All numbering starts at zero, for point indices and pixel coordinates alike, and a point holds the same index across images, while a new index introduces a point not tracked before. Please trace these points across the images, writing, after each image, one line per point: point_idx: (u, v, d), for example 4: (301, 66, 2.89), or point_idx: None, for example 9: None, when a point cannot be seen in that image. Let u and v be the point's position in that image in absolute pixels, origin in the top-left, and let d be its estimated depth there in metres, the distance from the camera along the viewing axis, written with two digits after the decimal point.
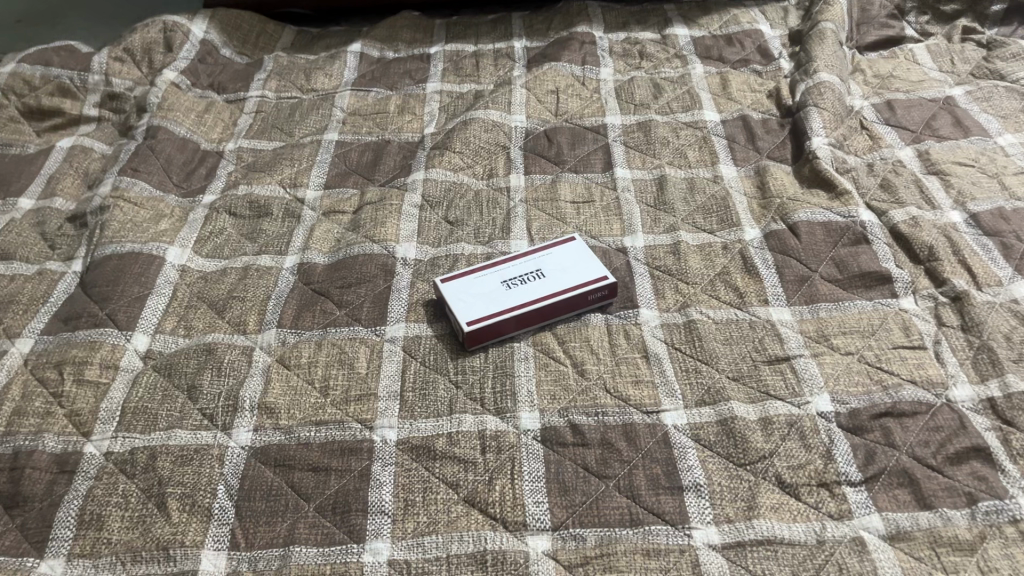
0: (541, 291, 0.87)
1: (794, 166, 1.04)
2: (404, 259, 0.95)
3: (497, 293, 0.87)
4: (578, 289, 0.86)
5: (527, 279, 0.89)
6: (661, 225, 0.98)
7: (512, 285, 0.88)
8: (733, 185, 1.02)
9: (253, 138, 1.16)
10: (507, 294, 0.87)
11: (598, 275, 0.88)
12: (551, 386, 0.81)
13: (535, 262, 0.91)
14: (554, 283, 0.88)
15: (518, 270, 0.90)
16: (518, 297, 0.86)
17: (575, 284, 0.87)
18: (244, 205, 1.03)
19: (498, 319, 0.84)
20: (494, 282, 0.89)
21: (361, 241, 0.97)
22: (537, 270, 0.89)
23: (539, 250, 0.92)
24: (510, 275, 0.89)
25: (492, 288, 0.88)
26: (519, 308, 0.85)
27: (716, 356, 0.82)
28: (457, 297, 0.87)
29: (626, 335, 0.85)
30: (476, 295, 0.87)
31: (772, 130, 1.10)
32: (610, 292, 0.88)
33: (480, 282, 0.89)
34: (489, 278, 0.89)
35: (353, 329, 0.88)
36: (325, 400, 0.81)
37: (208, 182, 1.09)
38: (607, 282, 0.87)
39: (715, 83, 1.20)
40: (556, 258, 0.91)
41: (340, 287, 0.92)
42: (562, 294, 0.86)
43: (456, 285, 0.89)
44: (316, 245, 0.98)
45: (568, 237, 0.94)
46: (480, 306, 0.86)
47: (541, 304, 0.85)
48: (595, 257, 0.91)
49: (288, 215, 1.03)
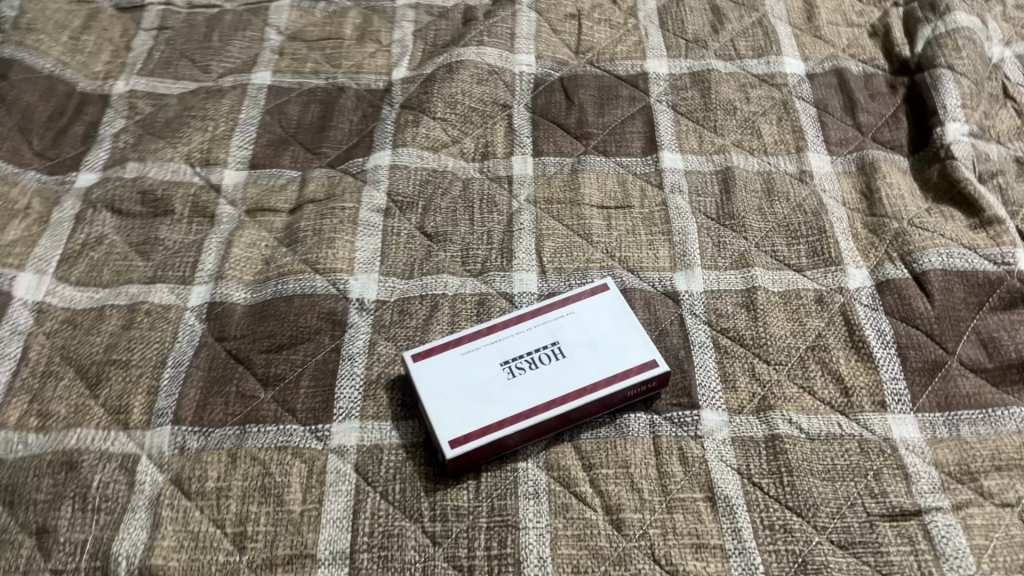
0: (559, 385, 0.59)
1: (912, 161, 0.74)
2: (359, 302, 0.67)
3: (494, 384, 0.60)
4: (613, 385, 0.59)
5: (537, 359, 0.61)
6: (728, 255, 0.69)
7: (516, 369, 0.60)
8: (827, 188, 0.73)
9: (153, 75, 0.83)
10: (507, 386, 0.60)
11: (640, 359, 0.60)
12: (572, 550, 0.55)
13: (549, 329, 0.63)
14: (579, 369, 0.60)
15: (524, 344, 0.62)
16: (525, 394, 0.59)
17: (608, 373, 0.60)
18: (134, 196, 0.72)
19: (496, 435, 0.57)
20: (489, 363, 0.61)
21: (298, 270, 0.68)
22: (553, 344, 0.62)
23: (552, 308, 0.64)
24: (513, 351, 0.62)
25: (485, 374, 0.60)
26: (526, 416, 0.58)
27: (813, 504, 0.56)
28: (434, 389, 0.60)
29: (680, 460, 0.59)
30: (463, 387, 0.60)
31: (879, 94, 0.79)
32: (657, 383, 0.61)
33: (468, 363, 0.61)
34: (481, 356, 0.61)
35: (283, 430, 0.61)
36: (240, 560, 0.55)
37: (85, 148, 0.77)
38: (655, 372, 0.60)
39: (797, 9, 0.86)
40: (579, 322, 0.63)
41: (265, 353, 0.64)
42: (590, 391, 0.59)
43: (434, 366, 0.61)
44: (235, 272, 0.69)
45: (596, 282, 0.66)
46: (468, 409, 0.58)
47: (558, 407, 0.58)
48: (635, 322, 0.63)
49: (197, 214, 0.72)
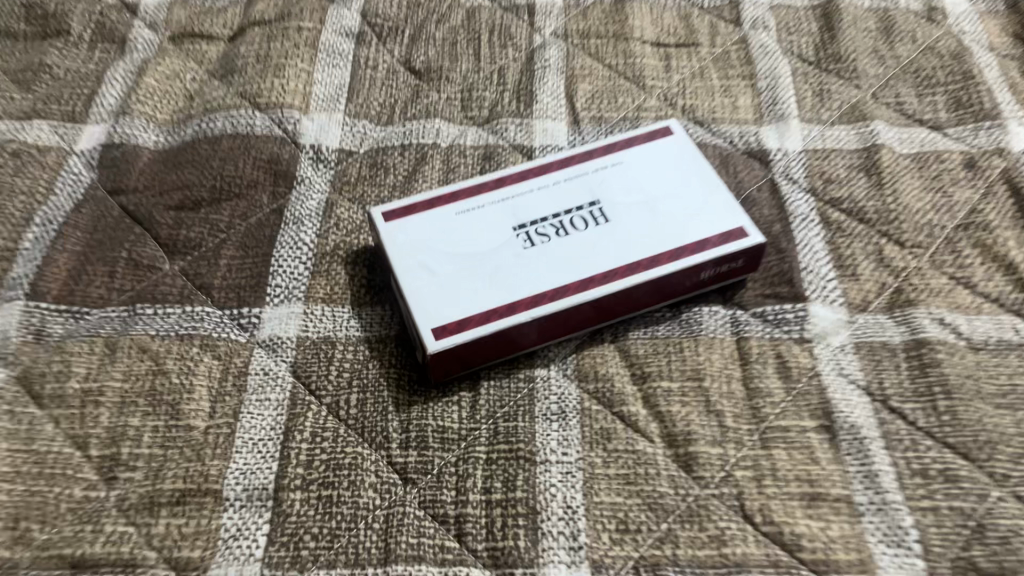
0: (600, 256, 0.40)
1: None
2: (315, 150, 0.47)
3: (503, 253, 0.40)
4: (681, 260, 0.40)
5: (568, 223, 0.41)
6: (835, 106, 0.49)
7: (538, 234, 0.41)
8: (967, 28, 0.53)
9: None
10: (523, 256, 0.40)
11: (720, 226, 0.41)
12: (618, 498, 0.35)
13: (586, 184, 0.43)
14: (630, 236, 0.40)
15: (551, 203, 0.42)
16: (549, 267, 0.39)
17: (673, 243, 0.40)
18: (17, 12, 0.53)
19: (503, 324, 0.38)
20: (498, 227, 0.41)
21: (230, 105, 0.48)
22: (591, 203, 0.42)
23: (591, 159, 0.44)
24: (532, 212, 0.42)
25: (490, 240, 0.41)
26: (550, 298, 0.39)
27: (991, 440, 0.36)
28: (413, 258, 0.40)
29: (780, 373, 0.39)
30: (456, 256, 0.40)
31: None
32: (745, 262, 0.41)
33: (467, 226, 0.41)
34: (486, 217, 0.42)
35: (192, 313, 0.41)
36: (106, 500, 0.35)
37: None
38: (742, 245, 0.40)
39: None
40: (629, 176, 0.43)
41: (175, 210, 0.45)
42: (647, 266, 0.40)
43: (414, 229, 0.41)
44: (144, 108, 0.49)
45: (655, 125, 0.46)
46: (462, 287, 0.39)
47: (599, 288, 0.39)
48: (712, 177, 0.43)
49: (102, 38, 0.53)
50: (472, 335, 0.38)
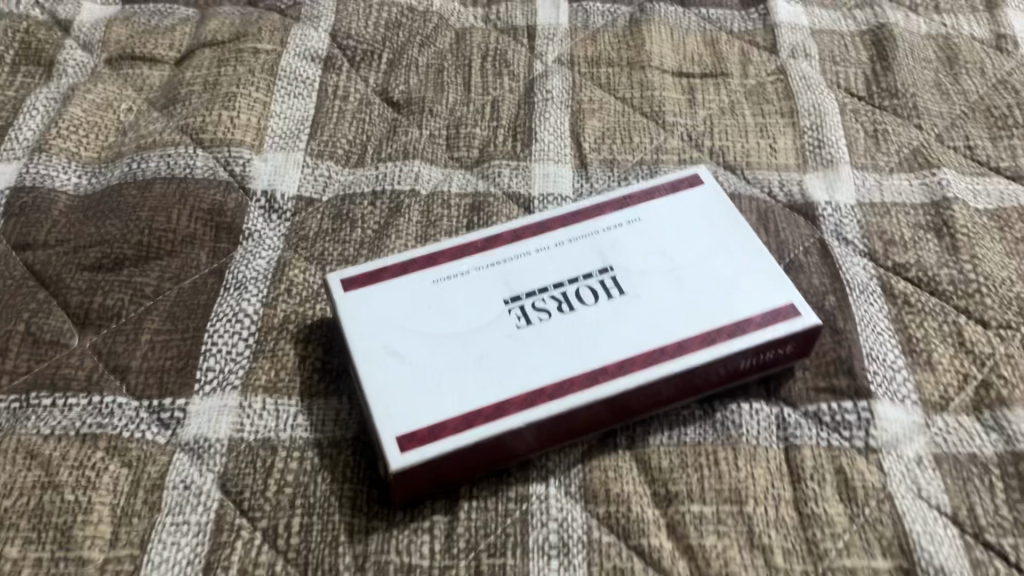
0: (615, 340, 0.31)
1: None
2: (267, 197, 0.39)
3: (491, 334, 0.32)
4: (716, 347, 0.31)
5: (573, 296, 0.33)
6: (894, 151, 0.41)
7: (536, 309, 0.32)
8: None
9: None
10: (517, 339, 0.32)
11: (765, 303, 0.33)
12: None
13: (597, 246, 0.35)
14: (653, 314, 0.32)
15: (553, 270, 0.34)
16: (550, 354, 0.31)
17: (706, 325, 0.32)
18: None
19: (489, 429, 0.30)
20: (486, 298, 0.33)
21: (167, 140, 0.40)
22: (603, 270, 0.34)
23: (602, 212, 0.36)
24: (530, 279, 0.34)
25: (476, 315, 0.32)
26: (551, 396, 0.30)
27: None
28: (377, 340, 0.32)
29: (842, 495, 0.31)
30: (429, 338, 0.32)
31: None
32: (795, 349, 0.33)
33: (448, 297, 0.33)
34: (471, 286, 0.33)
35: (99, 406, 0.33)
36: None
37: None
38: (793, 328, 0.32)
39: None
40: (650, 236, 0.35)
41: (90, 272, 0.36)
42: (674, 354, 0.31)
43: (381, 300, 0.33)
44: (66, 142, 0.41)
45: (680, 172, 0.38)
46: (438, 379, 0.30)
47: (614, 383, 0.30)
48: (753, 239, 0.35)
49: (26, 59, 0.45)
50: (450, 444, 0.29)
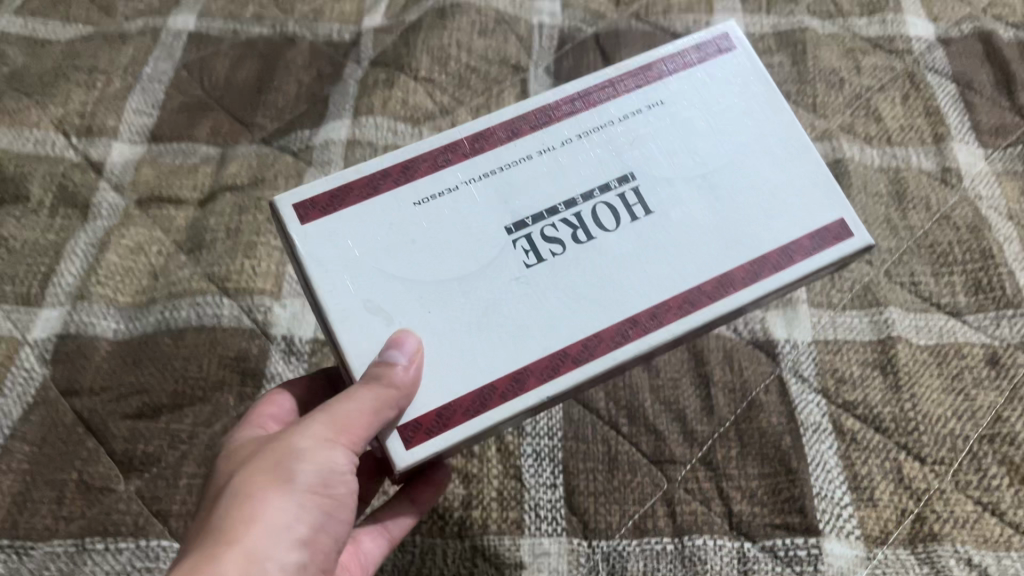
0: (650, 277, 0.34)
1: None
2: (288, 342, 0.44)
3: (483, 285, 0.33)
4: (761, 278, 0.34)
5: (596, 212, 0.35)
6: (848, 287, 0.46)
7: (543, 245, 0.34)
8: (984, 194, 0.50)
9: (31, 19, 0.60)
10: (516, 292, 0.33)
11: (817, 211, 0.35)
12: None
13: (620, 135, 0.36)
14: (678, 245, 0.34)
15: (565, 175, 0.36)
16: (554, 304, 0.33)
17: (750, 249, 0.34)
18: None
19: (514, 408, 0.32)
20: (480, 224, 0.34)
21: (196, 288, 0.45)
22: (631, 171, 0.36)
23: (620, 92, 0.38)
24: (530, 202, 0.35)
25: (470, 256, 0.34)
26: (574, 360, 0.32)
27: None
28: (359, 299, 0.33)
29: None
30: (418, 280, 0.33)
31: None
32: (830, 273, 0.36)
33: (433, 220, 0.34)
34: (472, 209, 0.35)
35: (145, 548, 0.38)
36: None
37: None
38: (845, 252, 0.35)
39: None
40: (673, 116, 0.37)
41: (132, 419, 0.41)
42: (684, 310, 0.33)
43: (360, 237, 0.34)
44: (105, 290, 0.46)
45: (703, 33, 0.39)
46: (438, 355, 0.32)
47: (620, 353, 0.33)
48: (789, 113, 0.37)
49: (64, 202, 0.50)
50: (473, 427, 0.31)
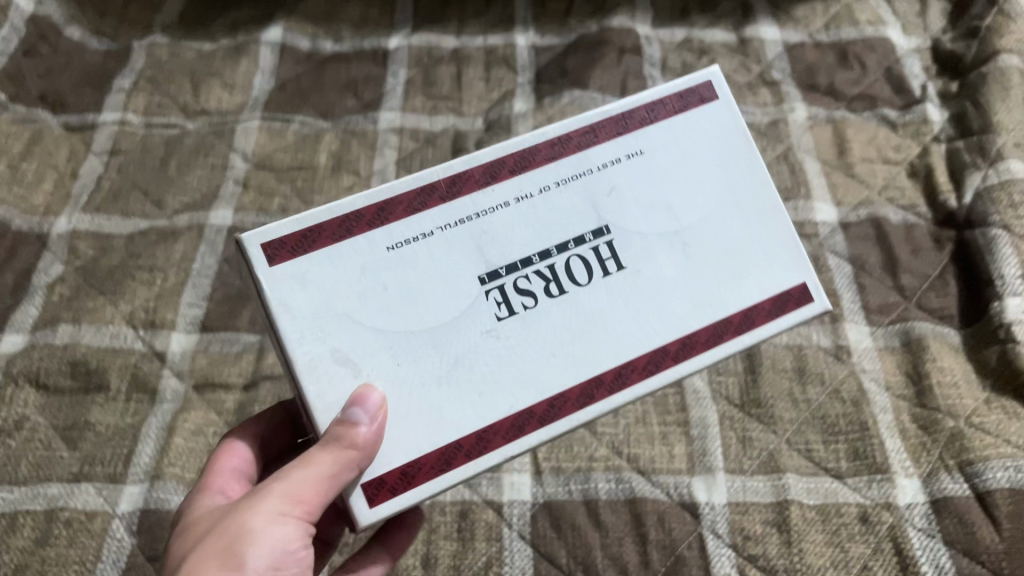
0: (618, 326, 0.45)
1: (965, 336, 0.64)
2: None
3: (457, 337, 0.43)
4: (722, 337, 0.46)
5: (571, 264, 0.45)
6: (756, 455, 0.59)
7: (515, 297, 0.44)
8: (868, 369, 0.63)
9: (98, 214, 0.73)
10: (486, 341, 0.44)
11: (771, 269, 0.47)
12: None
13: (598, 183, 0.47)
14: (648, 296, 0.45)
15: (542, 224, 0.46)
16: (524, 365, 0.44)
17: (714, 315, 0.46)
18: (63, 368, 0.63)
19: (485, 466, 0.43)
20: (454, 272, 0.44)
21: None
22: (606, 223, 0.46)
23: (603, 139, 0.48)
24: (503, 253, 0.45)
25: (447, 300, 0.44)
26: (543, 420, 0.43)
27: None
28: (327, 346, 0.42)
29: None
30: (392, 325, 0.43)
31: (923, 250, 0.69)
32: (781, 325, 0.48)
33: (407, 265, 0.44)
34: (455, 263, 0.44)
35: None
36: None
37: (16, 303, 0.67)
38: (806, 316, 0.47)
39: (827, 142, 0.77)
40: (650, 167, 0.47)
41: None
42: (649, 366, 0.45)
43: (334, 283, 0.43)
44: (175, 469, 0.59)
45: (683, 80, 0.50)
46: (416, 403, 0.42)
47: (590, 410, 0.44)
48: (763, 174, 0.48)
49: (136, 388, 0.62)
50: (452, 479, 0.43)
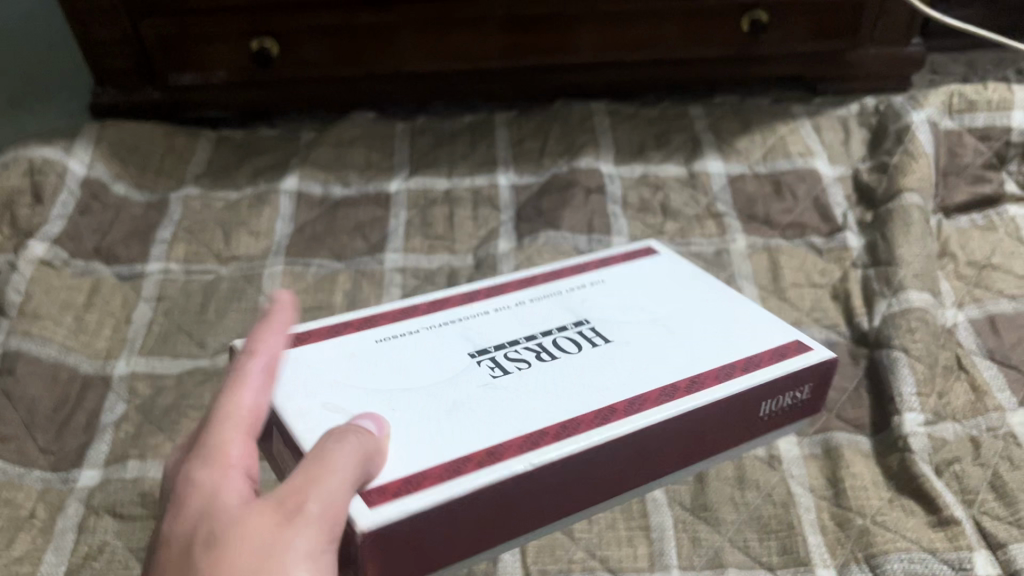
0: (602, 374, 0.60)
1: (874, 442, 0.78)
2: None
3: (451, 389, 0.58)
4: (731, 375, 0.60)
5: (558, 340, 0.64)
6: (704, 552, 0.71)
7: (504, 362, 0.61)
8: (794, 472, 0.76)
9: (152, 356, 0.87)
10: (483, 391, 0.58)
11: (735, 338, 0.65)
12: None
13: (572, 298, 0.69)
14: (648, 351, 0.62)
15: (520, 320, 0.66)
16: (520, 398, 0.57)
17: (717, 362, 0.62)
18: (133, 498, 0.75)
19: (509, 472, 0.51)
20: (447, 348, 0.62)
21: None
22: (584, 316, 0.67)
23: (566, 276, 0.73)
24: (484, 338, 0.64)
25: (436, 368, 0.60)
26: (554, 437, 0.54)
27: None
28: (319, 400, 0.56)
29: None
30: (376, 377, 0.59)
31: (841, 366, 0.83)
32: (811, 380, 0.64)
33: (393, 350, 0.62)
34: (449, 342, 0.63)
35: None
36: None
37: (88, 440, 0.80)
38: (801, 364, 0.63)
39: (763, 268, 0.91)
40: (610, 291, 0.71)
41: None
42: (666, 394, 0.58)
43: (317, 360, 0.60)
44: None
45: (629, 249, 0.79)
46: (414, 432, 0.54)
47: (626, 420, 0.55)
48: (727, 293, 0.71)
49: None
50: (473, 481, 0.51)
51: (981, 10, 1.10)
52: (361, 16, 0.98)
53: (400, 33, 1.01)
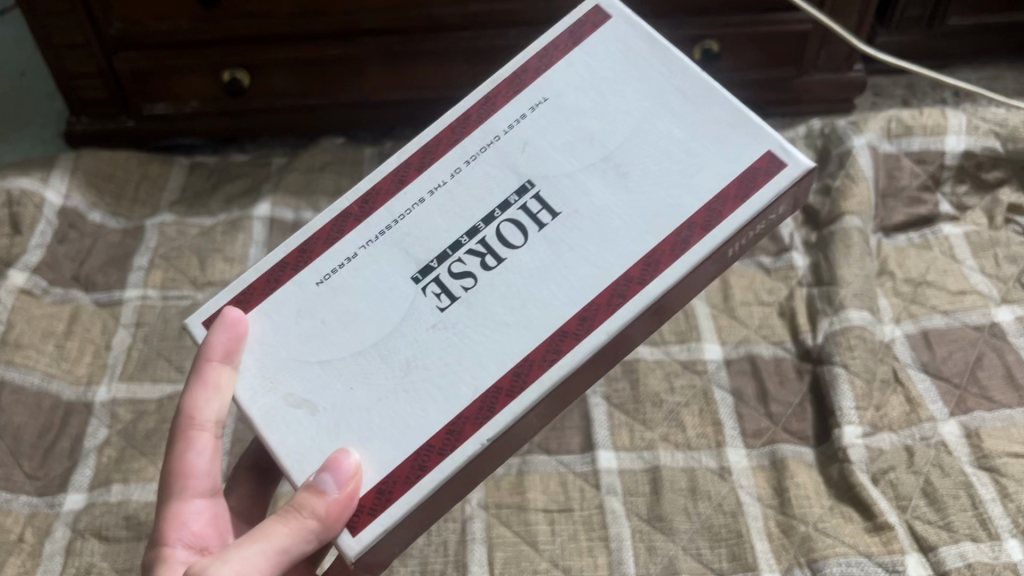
0: (537, 153, 0.63)
1: (816, 453, 0.84)
2: None
3: (404, 340, 0.58)
4: (688, 244, 0.58)
5: (501, 231, 0.60)
6: (659, 560, 0.77)
7: (452, 284, 0.59)
8: (744, 484, 0.81)
9: (132, 381, 0.90)
10: (435, 332, 0.58)
11: (714, 150, 0.61)
12: None
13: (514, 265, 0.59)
14: (592, 241, 0.59)
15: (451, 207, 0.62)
16: (467, 336, 0.58)
17: (666, 225, 0.59)
18: (119, 522, 0.79)
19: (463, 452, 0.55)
20: (389, 274, 0.60)
21: None
22: (526, 185, 0.62)
23: (499, 106, 0.65)
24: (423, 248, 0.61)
25: (389, 301, 0.60)
26: (508, 396, 0.56)
27: None
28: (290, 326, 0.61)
29: None
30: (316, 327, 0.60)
31: (787, 380, 0.88)
32: (787, 195, 0.61)
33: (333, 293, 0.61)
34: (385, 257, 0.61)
35: None
36: None
37: (72, 465, 0.84)
38: (781, 181, 0.59)
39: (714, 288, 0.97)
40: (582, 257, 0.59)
41: None
42: (638, 283, 0.57)
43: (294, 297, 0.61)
44: None
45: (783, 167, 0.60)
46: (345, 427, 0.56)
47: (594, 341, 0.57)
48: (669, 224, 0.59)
49: None
50: (502, 419, 0.56)
51: (918, 36, 1.16)
52: (327, 49, 1.02)
53: (366, 66, 1.05)
